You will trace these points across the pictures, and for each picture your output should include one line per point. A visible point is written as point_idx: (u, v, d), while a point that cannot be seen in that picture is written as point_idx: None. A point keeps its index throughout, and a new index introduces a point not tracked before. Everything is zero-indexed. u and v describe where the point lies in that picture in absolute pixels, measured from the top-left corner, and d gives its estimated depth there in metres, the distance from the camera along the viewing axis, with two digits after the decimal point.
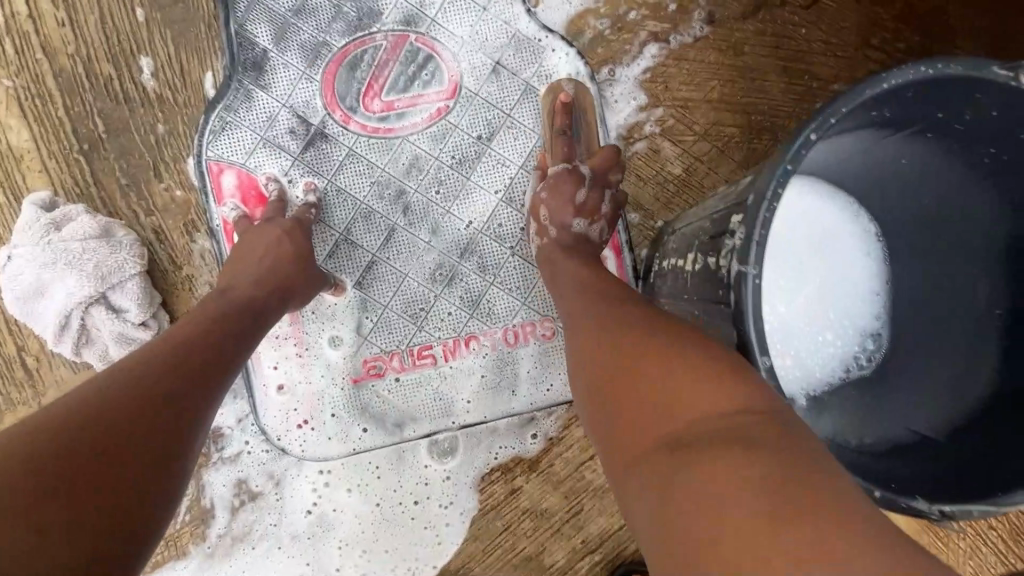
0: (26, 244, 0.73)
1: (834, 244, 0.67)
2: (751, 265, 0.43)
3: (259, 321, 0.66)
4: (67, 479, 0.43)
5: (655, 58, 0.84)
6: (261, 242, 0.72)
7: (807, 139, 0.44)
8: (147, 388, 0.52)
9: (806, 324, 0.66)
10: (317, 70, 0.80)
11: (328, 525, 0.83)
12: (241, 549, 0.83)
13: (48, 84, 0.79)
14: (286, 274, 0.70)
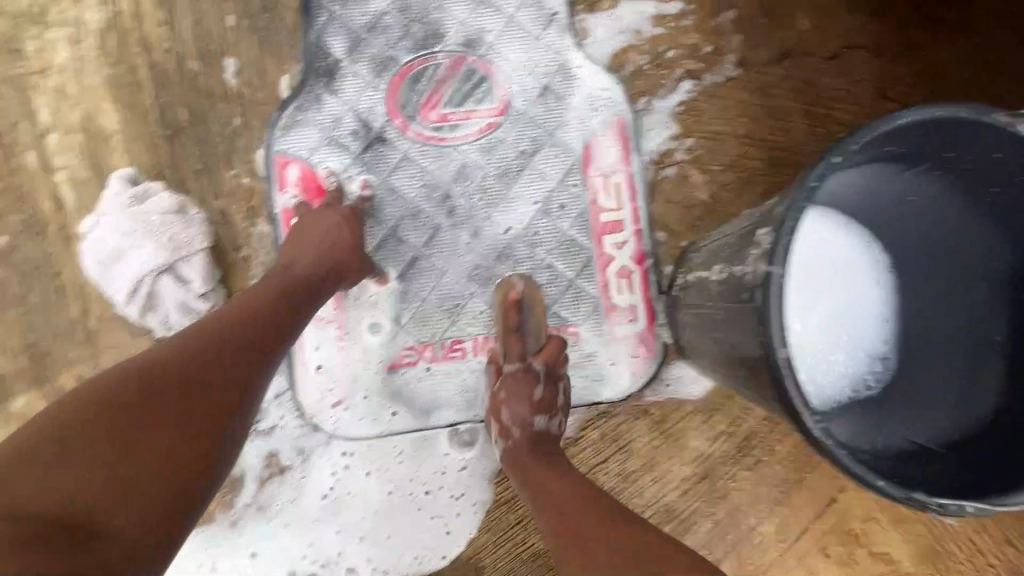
0: (110, 213, 0.80)
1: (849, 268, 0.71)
2: (776, 266, 0.48)
3: (315, 298, 0.73)
4: (135, 439, 0.49)
5: (688, 93, 0.91)
6: (322, 224, 0.79)
7: (831, 161, 0.50)
8: (216, 355, 0.58)
9: (820, 341, 0.71)
10: (383, 81, 0.88)
11: (342, 507, 0.87)
12: (263, 521, 0.86)
13: (141, 74, 0.87)
14: (340, 256, 0.77)
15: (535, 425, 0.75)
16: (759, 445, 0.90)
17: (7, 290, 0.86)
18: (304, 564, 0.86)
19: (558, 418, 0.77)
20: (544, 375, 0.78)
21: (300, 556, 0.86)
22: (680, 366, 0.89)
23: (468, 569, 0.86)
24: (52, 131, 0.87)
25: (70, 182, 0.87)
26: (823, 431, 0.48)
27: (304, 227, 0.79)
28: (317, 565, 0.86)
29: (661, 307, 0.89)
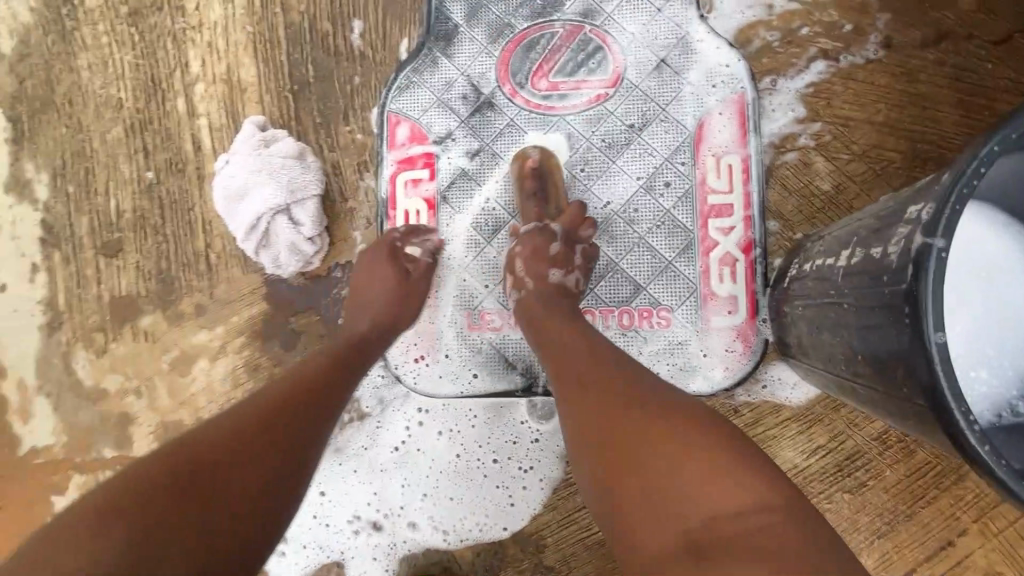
0: (240, 153, 0.86)
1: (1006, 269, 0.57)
2: (938, 238, 0.42)
3: (368, 353, 0.74)
4: (181, 506, 0.49)
5: (821, 74, 0.84)
6: (379, 274, 0.81)
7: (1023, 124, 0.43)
8: (255, 429, 0.56)
9: (966, 353, 0.56)
10: (497, 47, 0.89)
11: (409, 462, 0.87)
12: (334, 462, 0.88)
13: (278, 33, 0.94)
14: (393, 313, 0.79)
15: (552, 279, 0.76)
16: (864, 467, 0.81)
17: (148, 220, 0.96)
18: (367, 511, 0.86)
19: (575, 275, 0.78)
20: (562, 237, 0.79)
21: (364, 503, 0.87)
22: (783, 367, 0.82)
23: (529, 544, 0.84)
24: (199, 81, 0.96)
25: (209, 128, 0.96)
26: (977, 434, 0.41)
27: (365, 278, 0.81)
28: (380, 515, 0.86)
29: (764, 302, 0.82)
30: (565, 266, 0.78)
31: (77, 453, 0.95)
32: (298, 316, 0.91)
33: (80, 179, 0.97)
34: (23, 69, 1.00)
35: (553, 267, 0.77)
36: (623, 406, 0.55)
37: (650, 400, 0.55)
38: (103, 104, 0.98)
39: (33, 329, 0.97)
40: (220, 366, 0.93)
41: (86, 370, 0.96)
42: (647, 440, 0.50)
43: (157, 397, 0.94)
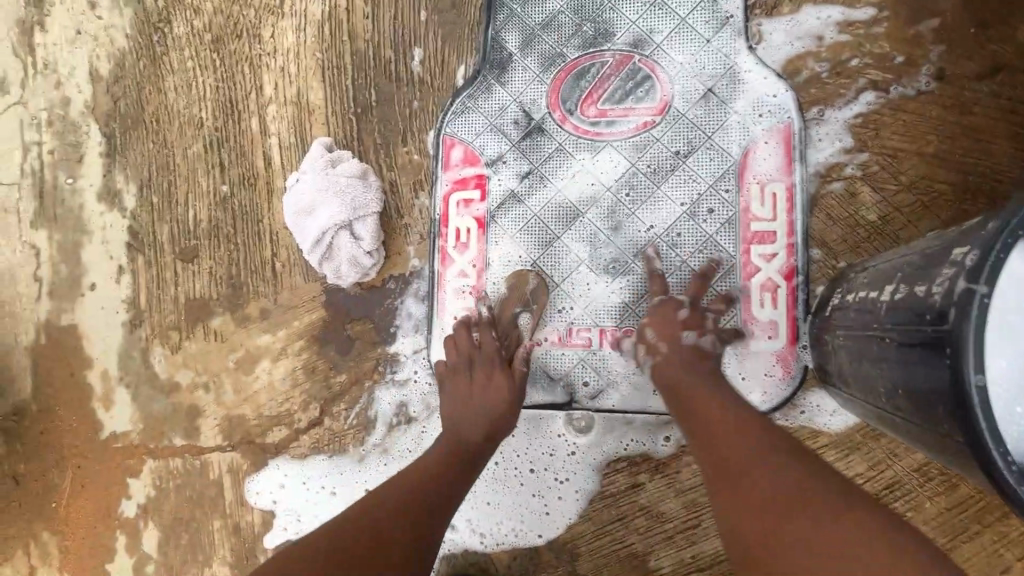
0: (308, 172, 0.93)
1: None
2: (981, 285, 0.44)
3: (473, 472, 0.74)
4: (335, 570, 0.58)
5: (870, 105, 0.85)
6: (487, 383, 0.81)
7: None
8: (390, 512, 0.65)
9: None
10: (549, 75, 0.94)
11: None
12: (384, 460, 0.96)
13: (345, 59, 1.02)
14: (495, 422, 0.77)
15: (685, 339, 0.77)
16: (904, 498, 0.81)
17: (221, 229, 1.04)
18: None
19: (709, 335, 0.78)
20: (690, 302, 0.81)
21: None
22: (821, 394, 0.83)
23: (564, 551, 0.88)
24: (271, 103, 1.04)
25: (279, 146, 1.04)
26: (1015, 474, 0.43)
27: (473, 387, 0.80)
28: None
29: (805, 328, 0.83)
30: (699, 327, 0.79)
31: (151, 440, 1.04)
32: (353, 323, 0.98)
33: (163, 190, 1.07)
34: (118, 90, 1.11)
35: (688, 330, 0.78)
36: (737, 444, 0.63)
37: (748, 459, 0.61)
38: (185, 122, 1.07)
39: (117, 325, 1.07)
40: (281, 366, 1.00)
41: (162, 365, 1.05)
42: (741, 490, 0.59)
43: (223, 392, 1.02)
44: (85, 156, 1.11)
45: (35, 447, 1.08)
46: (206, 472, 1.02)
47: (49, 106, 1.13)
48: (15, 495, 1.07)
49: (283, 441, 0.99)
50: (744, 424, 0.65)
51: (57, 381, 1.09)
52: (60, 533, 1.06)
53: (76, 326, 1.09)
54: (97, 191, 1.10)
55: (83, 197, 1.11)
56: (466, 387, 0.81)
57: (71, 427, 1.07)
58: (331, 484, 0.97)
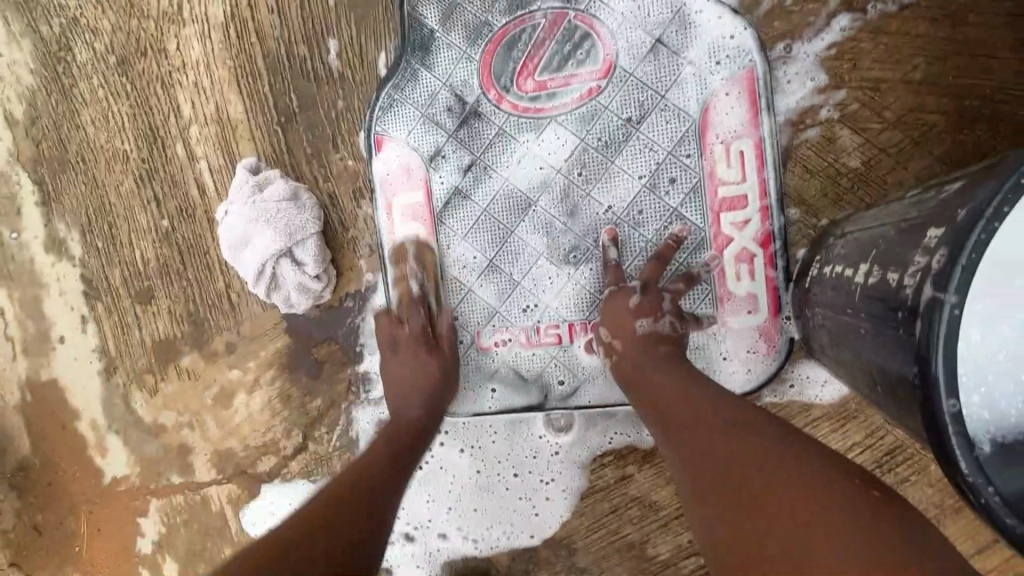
0: (237, 201, 0.87)
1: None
2: (952, 292, 0.36)
3: (418, 442, 0.77)
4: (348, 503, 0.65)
5: (845, 31, 0.73)
6: (416, 365, 0.82)
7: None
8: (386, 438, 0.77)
9: None
10: (477, 49, 0.83)
11: (434, 478, 0.90)
12: None
13: (258, 63, 0.92)
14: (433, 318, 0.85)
15: (639, 330, 0.71)
16: (906, 463, 0.76)
17: (171, 266, 1.00)
18: (397, 524, 0.91)
19: (667, 319, 0.72)
20: (644, 287, 0.74)
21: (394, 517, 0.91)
22: (812, 365, 0.77)
23: (561, 548, 0.87)
24: (193, 124, 0.97)
25: (209, 170, 0.97)
26: (1002, 507, 0.38)
27: (402, 367, 0.82)
28: (410, 526, 0.91)
29: (787, 298, 0.76)
30: (655, 311, 0.72)
31: (150, 481, 1.06)
32: (319, 346, 0.95)
33: (106, 233, 1.02)
34: (37, 132, 1.03)
35: (641, 318, 0.71)
36: (726, 440, 0.57)
37: (749, 455, 0.55)
38: (112, 158, 1.01)
39: (93, 375, 1.06)
40: (257, 398, 0.99)
41: (144, 409, 1.05)
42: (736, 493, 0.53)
43: (207, 428, 1.02)
44: (22, 207, 1.06)
45: (46, 499, 1.10)
46: (208, 506, 1.03)
47: None
48: (38, 546, 1.11)
49: (273, 468, 0.99)
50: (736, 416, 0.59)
51: (50, 435, 1.09)
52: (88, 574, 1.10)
53: (54, 380, 1.08)
54: (43, 242, 1.06)
55: (31, 250, 1.06)
56: (396, 364, 0.83)
57: (75, 476, 1.09)
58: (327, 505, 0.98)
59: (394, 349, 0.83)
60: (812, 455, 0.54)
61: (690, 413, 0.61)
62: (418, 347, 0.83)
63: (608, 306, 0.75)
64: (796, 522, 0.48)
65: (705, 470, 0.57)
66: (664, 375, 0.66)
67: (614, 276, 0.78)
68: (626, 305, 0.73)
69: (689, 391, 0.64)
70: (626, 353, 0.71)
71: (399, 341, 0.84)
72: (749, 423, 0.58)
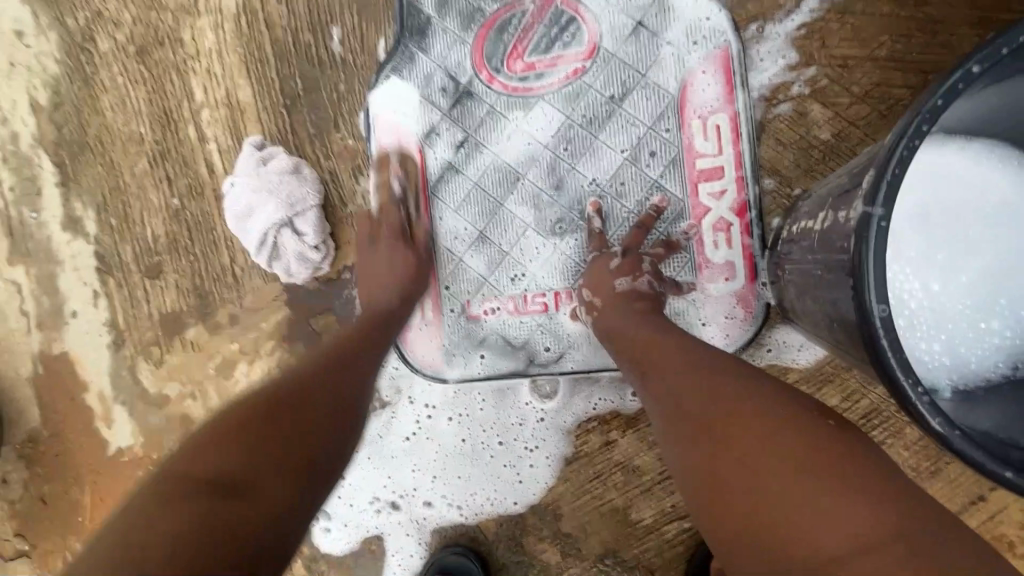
0: (242, 175, 0.93)
1: (975, 184, 0.61)
2: (879, 206, 0.40)
3: (391, 328, 0.80)
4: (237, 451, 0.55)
5: (813, 12, 0.78)
6: (393, 255, 0.85)
7: (993, 52, 0.39)
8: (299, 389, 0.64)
9: (947, 295, 0.60)
10: (469, 34, 0.88)
11: (421, 446, 0.93)
12: None
13: (266, 50, 0.99)
14: (412, 276, 0.85)
15: (618, 287, 0.74)
16: (882, 426, 0.78)
17: (179, 241, 1.05)
18: (384, 492, 0.94)
19: (645, 278, 0.75)
20: (624, 251, 0.78)
21: (381, 485, 0.94)
22: (788, 330, 0.80)
23: (547, 513, 0.89)
24: (204, 107, 1.03)
25: (218, 150, 1.03)
26: (930, 406, 0.40)
27: (376, 254, 0.85)
28: (396, 495, 0.93)
29: (763, 265, 0.79)
30: (633, 271, 0.75)
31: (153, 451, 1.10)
32: (318, 317, 0.99)
33: (119, 211, 1.08)
34: (59, 117, 1.10)
35: (621, 278, 0.75)
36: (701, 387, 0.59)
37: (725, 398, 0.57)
38: (128, 140, 1.07)
39: (103, 347, 1.11)
40: (257, 369, 1.03)
41: (149, 380, 1.09)
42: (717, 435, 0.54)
43: (209, 399, 1.06)
44: (42, 188, 1.12)
45: (53, 470, 1.14)
46: None
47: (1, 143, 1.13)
48: (44, 516, 1.14)
49: None
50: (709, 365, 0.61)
51: (60, 406, 1.13)
52: None
53: (66, 354, 1.13)
54: (60, 221, 1.12)
55: (49, 228, 1.12)
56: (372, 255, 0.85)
57: (81, 446, 1.13)
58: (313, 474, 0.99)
59: (371, 242, 0.86)
60: (790, 401, 0.55)
61: (667, 363, 0.64)
62: (396, 243, 0.86)
63: (596, 269, 0.78)
64: (783, 473, 0.49)
65: (688, 419, 0.57)
66: (640, 329, 0.69)
67: (599, 244, 0.81)
68: (606, 267, 0.77)
69: (673, 348, 0.65)
70: (606, 311, 0.74)
71: (376, 234, 0.86)
72: (723, 369, 0.61)
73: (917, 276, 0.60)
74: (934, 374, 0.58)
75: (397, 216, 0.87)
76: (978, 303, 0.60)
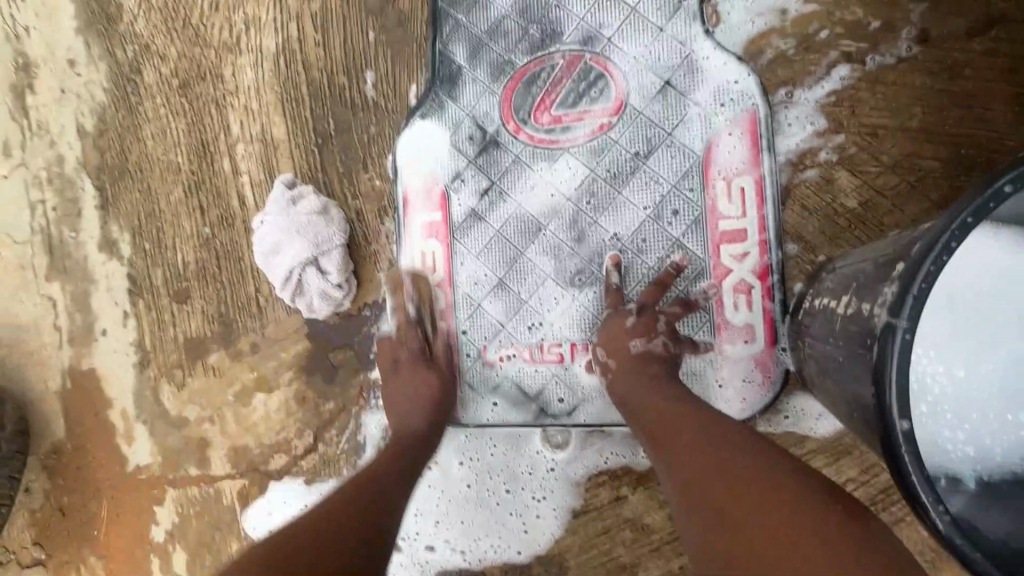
0: (272, 212, 0.95)
1: (1007, 275, 0.60)
2: (903, 318, 0.40)
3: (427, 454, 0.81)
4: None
5: (844, 80, 0.78)
6: (416, 382, 0.86)
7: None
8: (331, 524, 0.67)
9: (973, 382, 0.59)
10: (499, 85, 0.90)
11: (425, 489, 0.93)
12: None
13: (302, 90, 1.02)
14: (443, 400, 0.85)
15: (632, 348, 0.74)
16: (900, 502, 0.76)
17: (208, 269, 1.08)
18: None
19: (660, 340, 0.75)
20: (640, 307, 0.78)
21: None
22: (807, 398, 0.79)
23: (552, 565, 0.88)
24: (239, 142, 1.06)
25: (250, 183, 1.06)
26: (951, 526, 0.39)
27: (405, 391, 0.85)
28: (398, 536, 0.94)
29: (784, 330, 0.79)
30: (649, 332, 0.75)
31: (169, 471, 1.12)
32: (336, 352, 1.01)
33: (153, 237, 1.12)
34: (103, 143, 1.15)
35: (635, 338, 0.75)
36: (721, 458, 0.58)
37: (750, 471, 0.56)
38: (165, 169, 1.11)
39: (129, 366, 1.14)
40: (275, 398, 1.05)
41: (171, 401, 1.12)
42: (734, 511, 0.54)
43: (226, 424, 1.08)
44: (82, 210, 1.16)
45: (73, 482, 1.17)
46: (220, 498, 1.08)
47: (47, 165, 1.18)
48: (62, 527, 1.17)
49: (283, 466, 1.05)
50: (730, 436, 0.60)
51: (84, 420, 1.17)
52: (104, 557, 1.15)
53: (93, 370, 1.16)
54: (97, 242, 1.16)
55: (86, 248, 1.17)
56: (394, 385, 0.87)
57: (101, 460, 1.16)
58: (297, 495, 1.04)
59: (394, 371, 0.87)
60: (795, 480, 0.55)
61: (686, 433, 0.63)
62: (417, 362, 0.87)
63: (613, 325, 0.78)
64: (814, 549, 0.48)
65: (695, 488, 0.57)
66: (656, 392, 0.70)
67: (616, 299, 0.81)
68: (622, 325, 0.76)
69: (685, 414, 0.65)
70: (621, 372, 0.74)
71: (398, 364, 0.87)
72: (749, 443, 0.60)
73: (941, 361, 0.59)
74: (959, 466, 0.57)
75: (417, 342, 0.89)
76: (1004, 394, 0.59)
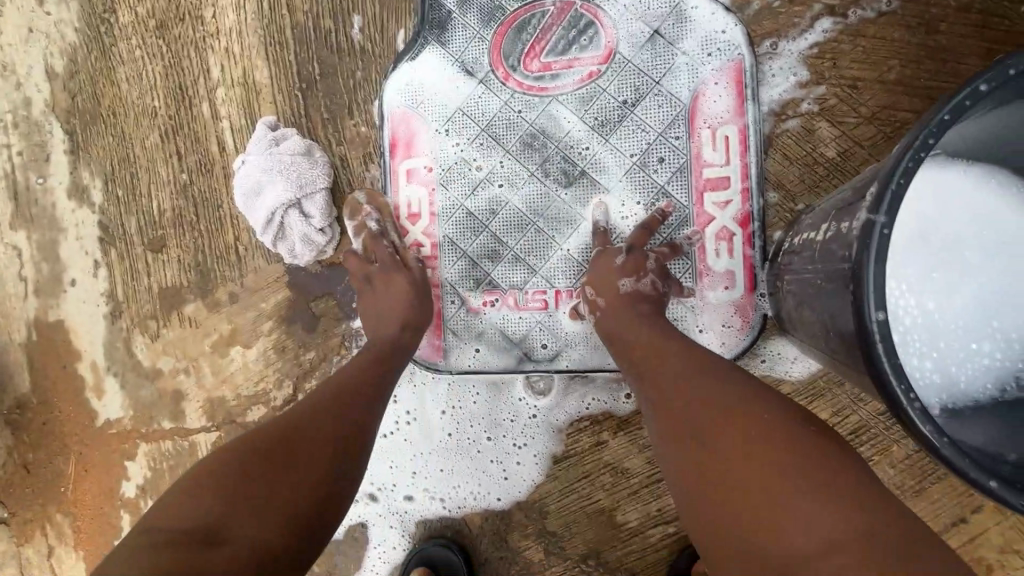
0: (254, 153, 0.94)
1: (974, 212, 0.62)
2: (882, 213, 0.42)
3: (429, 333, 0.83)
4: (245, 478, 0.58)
5: (827, 33, 0.80)
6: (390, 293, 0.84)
7: (1001, 73, 0.41)
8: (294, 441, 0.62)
9: (942, 314, 0.61)
10: (489, 31, 0.90)
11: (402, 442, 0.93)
12: None
13: (287, 34, 1.00)
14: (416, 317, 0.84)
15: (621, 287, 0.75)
16: (869, 443, 0.79)
17: (185, 216, 1.05)
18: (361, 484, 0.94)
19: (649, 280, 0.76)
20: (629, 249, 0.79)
21: None
22: (784, 342, 0.81)
23: (532, 511, 0.89)
24: (220, 86, 1.03)
25: (230, 129, 1.03)
26: (921, 412, 0.41)
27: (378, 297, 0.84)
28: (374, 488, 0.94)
29: (763, 276, 0.80)
30: (637, 271, 0.76)
31: (141, 425, 1.09)
32: (317, 301, 0.99)
33: (127, 183, 1.08)
34: (73, 86, 1.10)
35: (624, 277, 0.76)
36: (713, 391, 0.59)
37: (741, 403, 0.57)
38: (140, 113, 1.08)
39: (99, 317, 1.11)
40: (253, 349, 1.03)
41: (144, 353, 1.09)
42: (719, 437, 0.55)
43: (202, 375, 1.06)
44: (50, 154, 1.12)
45: (38, 437, 1.13)
46: (195, 452, 1.06)
47: (12, 107, 1.13)
48: (26, 484, 1.13)
49: (261, 418, 1.03)
50: (724, 375, 0.61)
51: (50, 373, 1.13)
52: (71, 514, 1.12)
53: (62, 321, 1.12)
54: (66, 189, 1.12)
55: (54, 195, 1.12)
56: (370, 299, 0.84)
57: (69, 415, 1.12)
58: None
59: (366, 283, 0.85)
60: (785, 412, 0.56)
61: (677, 369, 0.64)
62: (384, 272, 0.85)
63: (602, 266, 0.79)
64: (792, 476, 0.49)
65: (685, 420, 0.58)
66: (648, 329, 0.71)
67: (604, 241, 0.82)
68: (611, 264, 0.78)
69: (676, 351, 0.66)
70: (608, 312, 0.75)
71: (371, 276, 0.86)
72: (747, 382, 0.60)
73: (913, 294, 0.61)
74: (925, 390, 0.59)
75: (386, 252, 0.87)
76: (971, 325, 0.61)
